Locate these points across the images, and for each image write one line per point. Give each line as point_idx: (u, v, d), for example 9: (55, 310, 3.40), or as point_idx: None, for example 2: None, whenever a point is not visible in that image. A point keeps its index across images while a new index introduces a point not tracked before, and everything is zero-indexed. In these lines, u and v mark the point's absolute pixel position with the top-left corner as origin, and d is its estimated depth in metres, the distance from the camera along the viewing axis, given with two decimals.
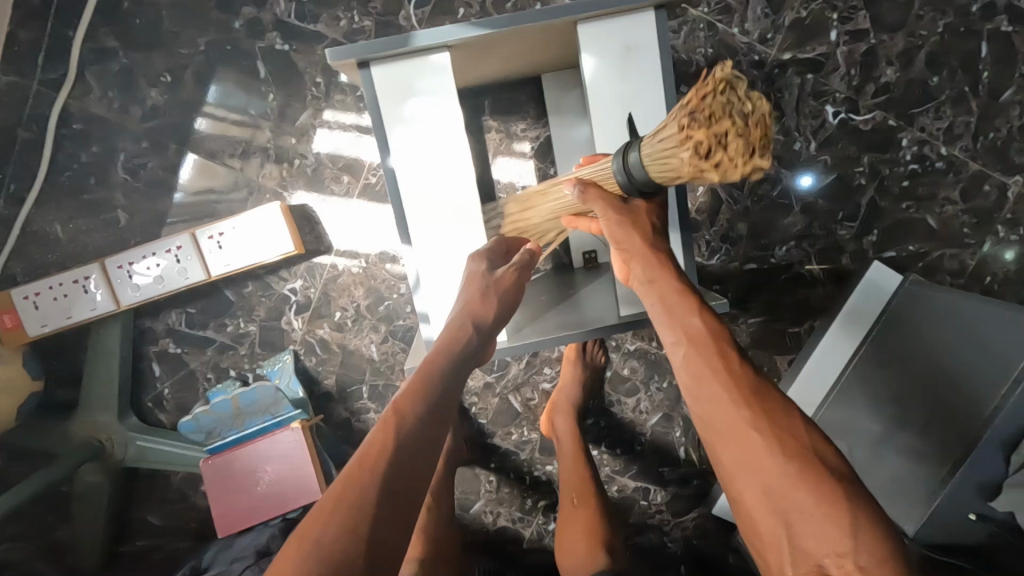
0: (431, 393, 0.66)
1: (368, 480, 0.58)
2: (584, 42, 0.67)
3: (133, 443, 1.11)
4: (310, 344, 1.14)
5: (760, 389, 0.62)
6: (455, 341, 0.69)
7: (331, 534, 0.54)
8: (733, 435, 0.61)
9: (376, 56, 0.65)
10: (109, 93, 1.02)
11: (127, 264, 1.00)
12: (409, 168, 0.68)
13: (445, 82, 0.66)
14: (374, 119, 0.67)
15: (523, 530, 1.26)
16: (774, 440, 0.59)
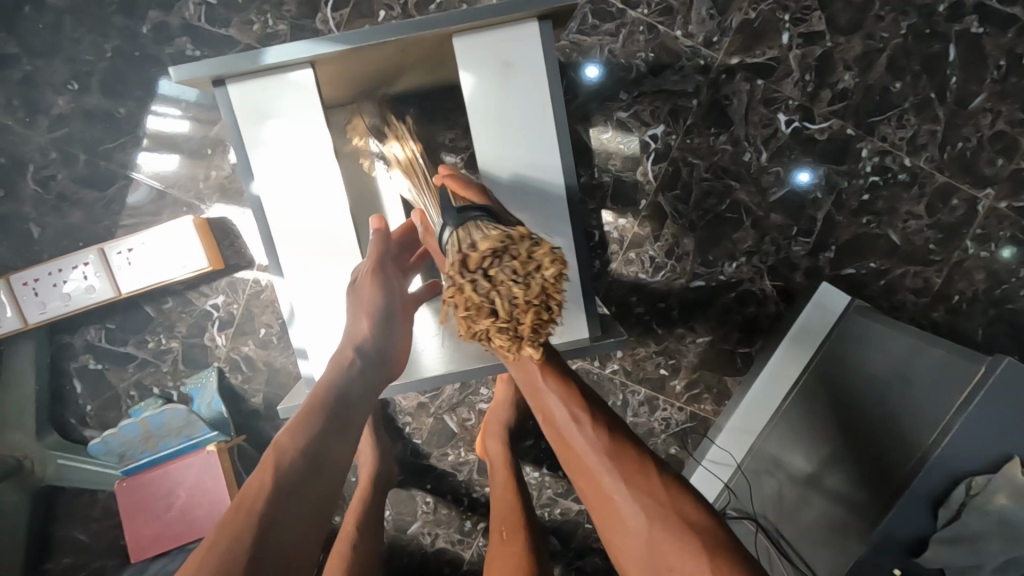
0: (335, 404, 0.61)
1: (241, 525, 0.50)
2: (461, 54, 0.63)
3: (54, 461, 1.08)
4: (234, 361, 1.10)
5: (617, 448, 0.60)
6: (338, 365, 0.64)
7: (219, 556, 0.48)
8: (599, 506, 0.59)
9: (226, 74, 0.59)
10: (13, 102, 0.98)
11: (34, 282, 0.97)
12: (274, 194, 0.63)
13: (308, 101, 0.61)
14: (233, 143, 0.61)
15: (463, 552, 1.22)
16: (637, 501, 0.56)
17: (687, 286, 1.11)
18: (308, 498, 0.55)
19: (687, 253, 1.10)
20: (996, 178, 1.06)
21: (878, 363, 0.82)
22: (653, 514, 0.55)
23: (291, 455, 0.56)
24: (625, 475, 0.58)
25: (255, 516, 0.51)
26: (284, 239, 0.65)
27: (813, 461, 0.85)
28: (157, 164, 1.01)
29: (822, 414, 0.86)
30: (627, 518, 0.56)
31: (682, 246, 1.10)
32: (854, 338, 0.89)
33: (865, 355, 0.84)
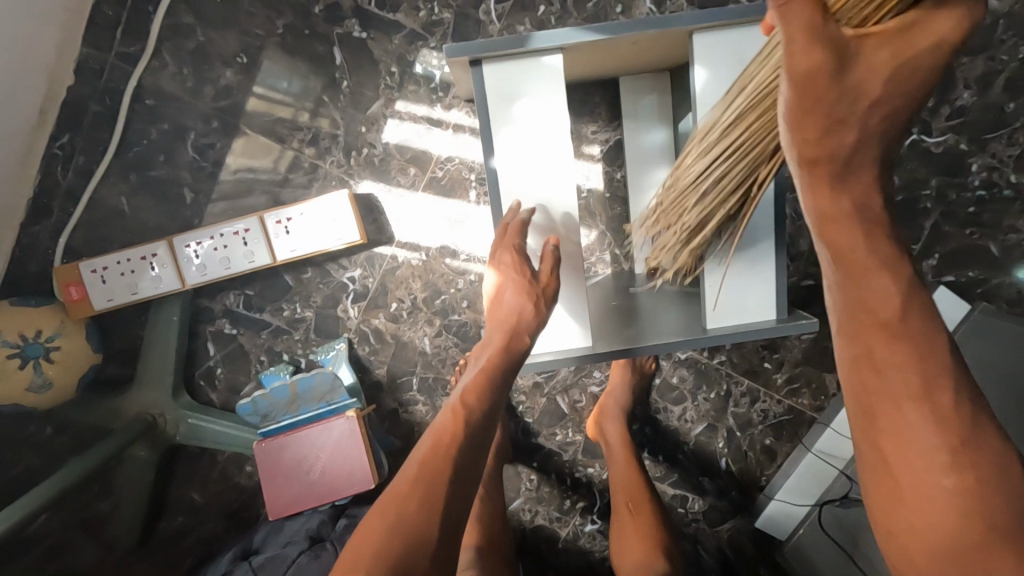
0: (492, 391, 0.67)
1: (431, 476, 0.58)
2: (697, 53, 0.67)
3: (185, 421, 1.11)
4: (363, 333, 1.14)
5: (969, 429, 0.43)
6: (511, 350, 0.70)
7: (409, 517, 0.56)
8: (885, 480, 0.45)
9: (486, 59, 0.65)
10: (183, 70, 1.02)
11: (195, 245, 1.01)
12: (513, 169, 0.68)
13: (556, 85, 0.66)
14: (481, 120, 0.67)
15: (560, 530, 1.26)
16: (948, 494, 0.42)
17: (798, 284, 1.18)
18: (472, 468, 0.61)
19: (801, 253, 1.17)
20: None
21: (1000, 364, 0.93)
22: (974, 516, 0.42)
23: (473, 415, 0.64)
24: (964, 471, 0.43)
25: (448, 478, 0.59)
26: (516, 211, 0.70)
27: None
28: (318, 138, 1.05)
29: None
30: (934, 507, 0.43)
31: (797, 246, 1.16)
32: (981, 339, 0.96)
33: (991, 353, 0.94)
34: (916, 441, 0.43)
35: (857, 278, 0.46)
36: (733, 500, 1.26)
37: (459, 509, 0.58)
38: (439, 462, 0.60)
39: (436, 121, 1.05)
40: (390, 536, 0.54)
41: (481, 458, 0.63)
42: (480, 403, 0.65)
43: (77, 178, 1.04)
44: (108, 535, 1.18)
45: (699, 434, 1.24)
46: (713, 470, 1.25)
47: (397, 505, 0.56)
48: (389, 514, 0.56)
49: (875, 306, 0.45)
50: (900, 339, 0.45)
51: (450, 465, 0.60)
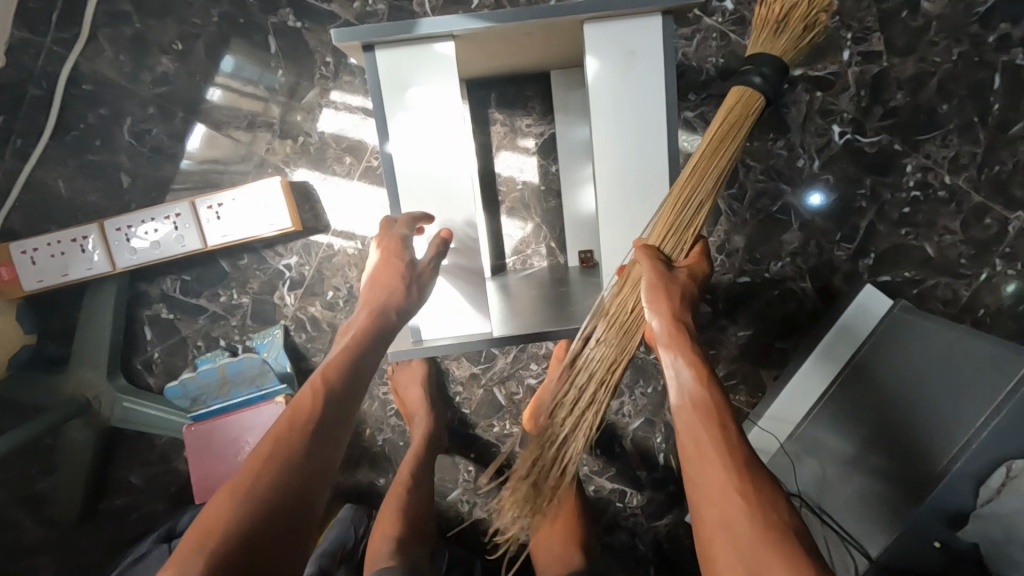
0: (343, 375, 0.70)
1: (280, 454, 0.63)
2: (588, 42, 0.68)
3: (120, 404, 1.12)
4: (300, 321, 1.15)
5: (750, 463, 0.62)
6: (371, 335, 0.73)
7: (260, 492, 0.59)
8: (704, 497, 0.61)
9: (377, 45, 0.66)
10: (120, 56, 1.03)
11: (126, 228, 1.02)
12: (407, 152, 0.70)
13: (447, 71, 0.67)
14: (375, 104, 0.69)
15: (497, 522, 1.28)
16: (751, 510, 0.58)
17: (735, 280, 1.19)
18: (317, 448, 0.65)
19: (737, 250, 1.17)
20: None
21: (914, 361, 0.91)
22: (759, 522, 0.57)
23: (322, 394, 0.68)
24: (748, 483, 0.60)
25: (296, 455, 0.63)
26: (415, 197, 0.72)
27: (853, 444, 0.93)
28: (254, 126, 1.06)
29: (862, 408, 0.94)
30: (737, 517, 0.58)
31: (733, 242, 1.17)
32: (889, 341, 0.98)
33: (902, 353, 0.93)
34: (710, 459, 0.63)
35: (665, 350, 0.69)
36: (670, 493, 1.27)
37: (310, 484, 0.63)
38: (284, 441, 0.64)
39: (372, 111, 1.07)
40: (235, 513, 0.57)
41: (324, 443, 0.66)
42: (333, 387, 0.69)
43: (14, 160, 1.05)
44: (44, 517, 1.19)
45: (637, 429, 1.25)
46: (651, 464, 1.26)
47: (244, 487, 0.59)
48: (241, 489, 0.59)
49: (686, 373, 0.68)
50: (701, 407, 0.66)
51: (306, 438, 0.65)
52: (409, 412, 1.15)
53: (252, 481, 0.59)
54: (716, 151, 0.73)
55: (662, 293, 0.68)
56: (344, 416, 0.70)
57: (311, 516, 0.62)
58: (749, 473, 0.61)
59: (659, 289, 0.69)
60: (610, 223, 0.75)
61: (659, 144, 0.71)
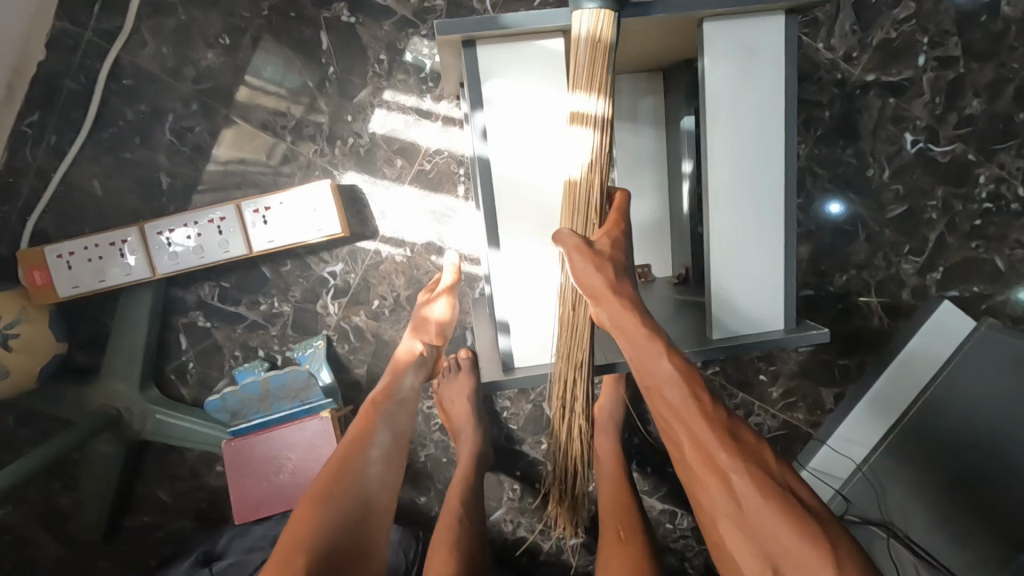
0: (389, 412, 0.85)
1: (349, 471, 0.75)
2: (707, 40, 0.65)
3: (153, 416, 1.07)
4: (343, 331, 1.10)
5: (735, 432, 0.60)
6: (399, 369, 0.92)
7: (343, 506, 0.71)
8: (682, 457, 0.61)
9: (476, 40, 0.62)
10: (163, 49, 0.98)
11: (167, 232, 0.96)
12: (503, 158, 0.65)
13: (551, 73, 0.63)
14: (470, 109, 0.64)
15: (543, 543, 1.22)
16: (731, 457, 0.58)
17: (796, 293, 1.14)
18: (382, 474, 0.79)
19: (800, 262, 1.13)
20: None
21: (984, 399, 1.01)
22: (748, 474, 0.57)
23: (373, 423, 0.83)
24: (741, 455, 0.58)
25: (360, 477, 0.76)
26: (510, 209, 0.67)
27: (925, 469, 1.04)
28: (303, 126, 1.01)
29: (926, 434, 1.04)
30: (744, 500, 0.56)
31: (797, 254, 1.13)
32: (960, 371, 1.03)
33: (962, 385, 1.03)
34: (706, 442, 0.59)
35: (635, 337, 0.62)
36: None
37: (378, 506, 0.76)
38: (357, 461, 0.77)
39: (425, 112, 1.02)
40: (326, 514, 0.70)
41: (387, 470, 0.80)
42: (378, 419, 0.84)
43: (47, 157, 0.99)
44: (68, 534, 1.13)
45: None
46: None
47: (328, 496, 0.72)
48: (322, 500, 0.71)
49: (664, 376, 0.61)
50: (652, 360, 0.61)
51: (373, 452, 0.79)
52: (454, 426, 1.10)
53: (334, 485, 0.73)
54: (592, 78, 0.59)
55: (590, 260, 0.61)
56: (401, 431, 0.86)
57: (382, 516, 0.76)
58: (737, 442, 0.59)
59: (595, 262, 0.61)
60: (721, 226, 0.70)
61: (776, 149, 0.68)
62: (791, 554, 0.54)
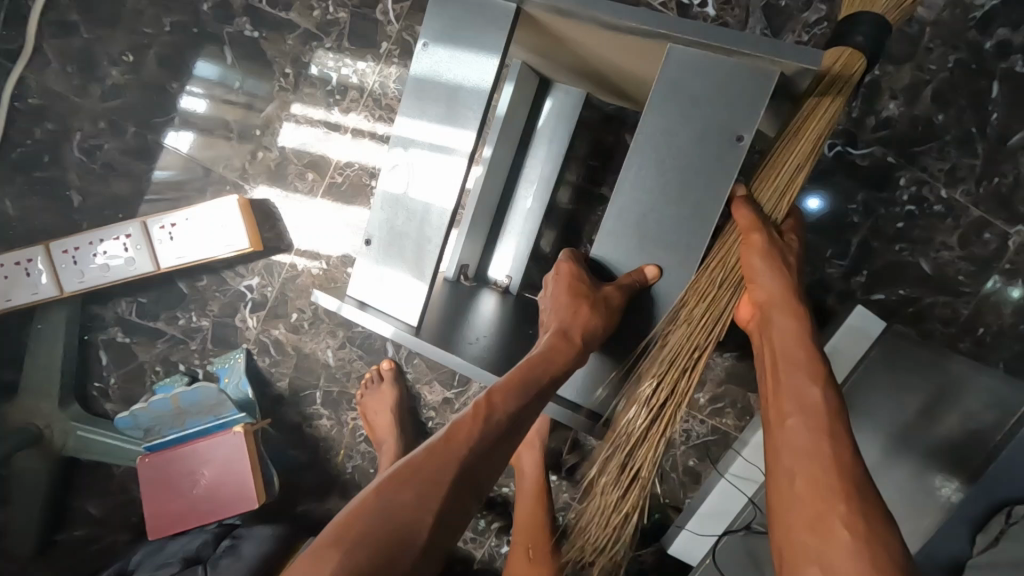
0: (528, 391, 0.62)
1: (447, 458, 0.55)
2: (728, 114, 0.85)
3: (75, 433, 1.07)
4: (263, 344, 1.10)
5: (861, 488, 0.54)
6: (556, 345, 0.66)
7: (404, 497, 0.52)
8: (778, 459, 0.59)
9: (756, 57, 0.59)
10: (68, 68, 0.98)
11: (73, 250, 0.96)
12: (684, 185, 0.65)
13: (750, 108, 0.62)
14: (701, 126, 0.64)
15: (475, 551, 1.22)
16: (838, 484, 0.54)
17: None
18: (486, 471, 0.57)
19: None
20: None
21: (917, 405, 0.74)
22: (848, 503, 0.53)
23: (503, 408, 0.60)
24: (855, 508, 0.52)
25: (450, 467, 0.55)
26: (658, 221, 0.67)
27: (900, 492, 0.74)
28: (212, 142, 1.01)
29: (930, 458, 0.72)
30: (838, 545, 0.51)
31: None
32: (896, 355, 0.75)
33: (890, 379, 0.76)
34: (822, 475, 0.55)
35: (789, 360, 0.63)
36: (656, 522, 1.21)
37: (450, 513, 0.53)
38: (440, 450, 0.55)
39: (335, 125, 1.01)
40: (377, 509, 0.51)
41: (493, 463, 0.58)
42: (514, 399, 0.61)
43: None
44: None
45: None
46: None
47: (387, 493, 0.52)
48: (384, 490, 0.53)
49: (809, 401, 0.60)
50: (795, 368, 0.62)
51: (489, 430, 0.58)
52: (377, 438, 1.08)
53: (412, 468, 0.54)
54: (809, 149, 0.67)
55: (753, 257, 0.66)
56: (504, 438, 0.59)
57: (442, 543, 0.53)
58: (849, 491, 0.54)
59: (771, 260, 0.65)
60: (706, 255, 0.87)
61: None
62: None
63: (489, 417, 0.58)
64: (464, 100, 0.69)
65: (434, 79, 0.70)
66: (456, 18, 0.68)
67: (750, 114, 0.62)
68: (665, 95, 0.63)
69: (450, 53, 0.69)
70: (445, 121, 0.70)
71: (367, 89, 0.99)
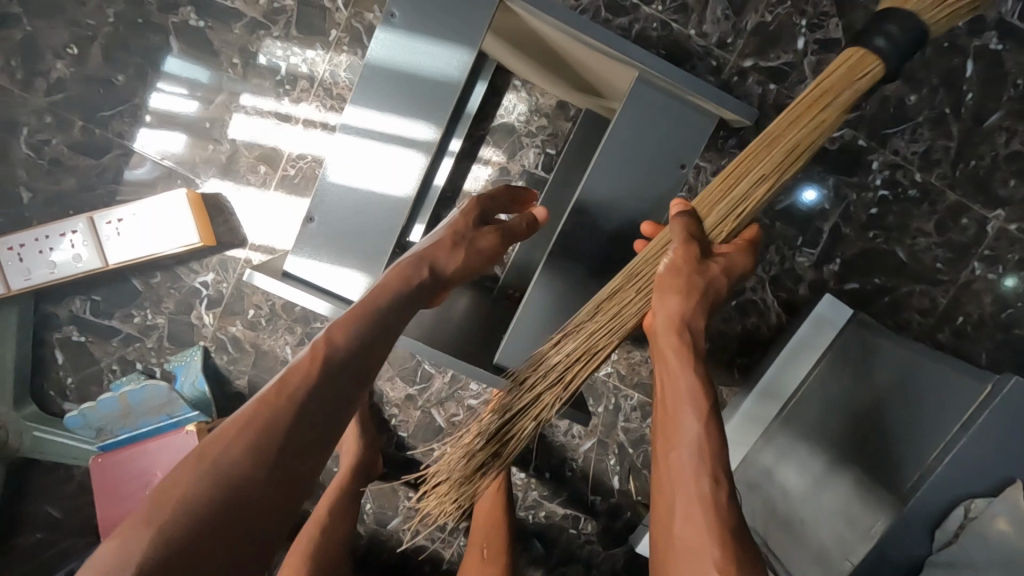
0: (370, 323, 0.62)
1: (274, 412, 0.54)
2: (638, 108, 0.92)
3: (30, 433, 1.05)
4: (220, 341, 1.08)
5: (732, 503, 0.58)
6: (404, 281, 0.66)
7: (230, 455, 0.52)
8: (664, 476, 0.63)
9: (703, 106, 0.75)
10: (11, 62, 0.96)
11: (19, 247, 0.94)
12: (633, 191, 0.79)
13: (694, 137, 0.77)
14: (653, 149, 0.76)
15: (443, 551, 1.19)
16: (704, 494, 0.59)
17: None
18: (311, 412, 0.56)
19: None
20: (1009, 201, 1.04)
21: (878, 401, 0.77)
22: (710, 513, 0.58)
23: (335, 347, 0.59)
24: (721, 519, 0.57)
25: (278, 424, 0.54)
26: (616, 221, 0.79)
27: (848, 493, 0.74)
28: (177, 138, 0.99)
29: (875, 455, 0.73)
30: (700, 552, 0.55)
31: None
32: (847, 361, 0.86)
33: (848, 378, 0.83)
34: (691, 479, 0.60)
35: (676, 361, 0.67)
36: (627, 520, 1.19)
37: (267, 468, 0.52)
38: (274, 404, 0.55)
39: (285, 116, 0.99)
40: (200, 475, 0.50)
41: (325, 408, 0.57)
42: (347, 336, 0.60)
43: None
44: None
45: (589, 451, 1.17)
46: (605, 489, 1.18)
47: (216, 451, 0.52)
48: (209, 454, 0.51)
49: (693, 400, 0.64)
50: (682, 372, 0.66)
51: (323, 372, 0.58)
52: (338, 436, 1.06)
53: (236, 433, 0.53)
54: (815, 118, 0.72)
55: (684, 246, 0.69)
56: (354, 376, 0.60)
57: (289, 498, 0.53)
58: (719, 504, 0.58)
59: (688, 258, 0.69)
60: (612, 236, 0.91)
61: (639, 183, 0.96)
62: None
63: (326, 357, 0.58)
64: (428, 81, 0.60)
65: (388, 54, 0.60)
66: None
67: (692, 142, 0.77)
68: (637, 123, 0.76)
69: (418, 24, 0.59)
70: (405, 103, 0.61)
71: (316, 79, 0.97)
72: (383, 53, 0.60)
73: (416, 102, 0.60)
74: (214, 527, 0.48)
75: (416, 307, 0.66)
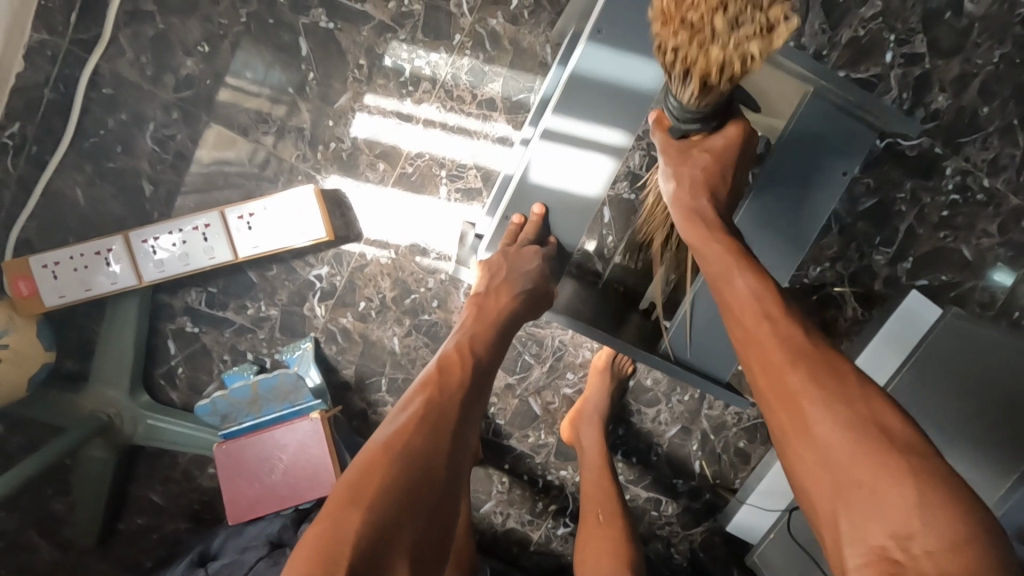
0: (499, 329, 0.71)
1: (444, 397, 0.61)
2: None
3: (144, 421, 1.07)
4: (331, 332, 1.11)
5: (812, 352, 0.56)
6: (538, 290, 0.74)
7: (422, 440, 0.56)
8: (795, 426, 0.54)
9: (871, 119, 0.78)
10: (142, 57, 0.99)
11: (152, 239, 0.97)
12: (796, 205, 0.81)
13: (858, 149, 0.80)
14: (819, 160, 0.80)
15: (531, 533, 1.24)
16: (793, 348, 0.57)
17: None
18: (471, 398, 0.63)
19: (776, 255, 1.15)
20: None
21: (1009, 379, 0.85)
22: (806, 373, 0.55)
23: (477, 346, 0.68)
24: (815, 374, 0.55)
25: (450, 410, 0.60)
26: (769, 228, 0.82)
27: (969, 472, 0.84)
28: (300, 134, 1.02)
29: (1013, 438, 0.84)
30: (812, 419, 0.53)
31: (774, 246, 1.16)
32: (938, 357, 0.87)
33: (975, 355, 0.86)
34: (776, 356, 0.57)
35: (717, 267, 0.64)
36: (706, 501, 1.25)
37: (450, 454, 0.57)
38: (440, 398, 0.61)
39: (406, 115, 1.03)
40: (394, 461, 0.53)
41: (478, 407, 0.64)
42: (483, 343, 0.69)
43: (29, 168, 1.00)
44: (61, 539, 1.13)
45: (673, 437, 1.24)
46: (687, 473, 1.24)
47: (403, 442, 0.55)
48: (401, 439, 0.55)
49: (740, 286, 0.62)
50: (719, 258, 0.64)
51: (474, 362, 0.66)
52: None
53: (420, 417, 0.58)
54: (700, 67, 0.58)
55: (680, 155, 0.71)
56: (486, 379, 0.67)
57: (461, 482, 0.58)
58: (810, 358, 0.56)
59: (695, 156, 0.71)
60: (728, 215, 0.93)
61: None
62: (866, 480, 0.48)
63: (470, 359, 0.66)
64: (630, 101, 0.71)
65: (595, 67, 0.70)
66: (631, 13, 0.69)
67: (857, 154, 0.80)
68: (799, 138, 0.78)
69: (621, 41, 0.70)
70: (606, 114, 0.72)
71: (439, 81, 1.02)
72: (590, 65, 0.70)
73: (619, 117, 0.72)
74: (406, 510, 0.51)
75: (536, 309, 0.75)
